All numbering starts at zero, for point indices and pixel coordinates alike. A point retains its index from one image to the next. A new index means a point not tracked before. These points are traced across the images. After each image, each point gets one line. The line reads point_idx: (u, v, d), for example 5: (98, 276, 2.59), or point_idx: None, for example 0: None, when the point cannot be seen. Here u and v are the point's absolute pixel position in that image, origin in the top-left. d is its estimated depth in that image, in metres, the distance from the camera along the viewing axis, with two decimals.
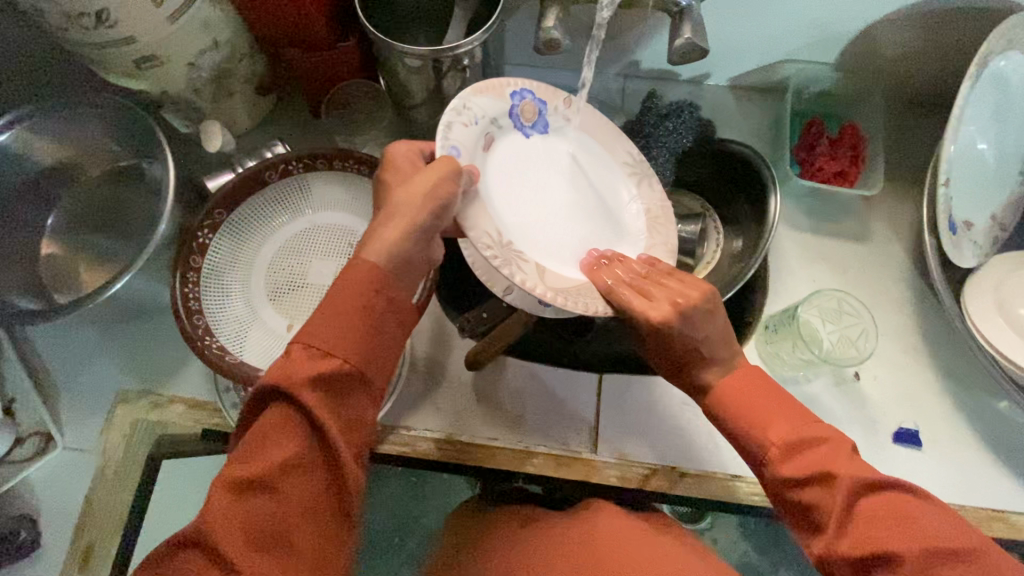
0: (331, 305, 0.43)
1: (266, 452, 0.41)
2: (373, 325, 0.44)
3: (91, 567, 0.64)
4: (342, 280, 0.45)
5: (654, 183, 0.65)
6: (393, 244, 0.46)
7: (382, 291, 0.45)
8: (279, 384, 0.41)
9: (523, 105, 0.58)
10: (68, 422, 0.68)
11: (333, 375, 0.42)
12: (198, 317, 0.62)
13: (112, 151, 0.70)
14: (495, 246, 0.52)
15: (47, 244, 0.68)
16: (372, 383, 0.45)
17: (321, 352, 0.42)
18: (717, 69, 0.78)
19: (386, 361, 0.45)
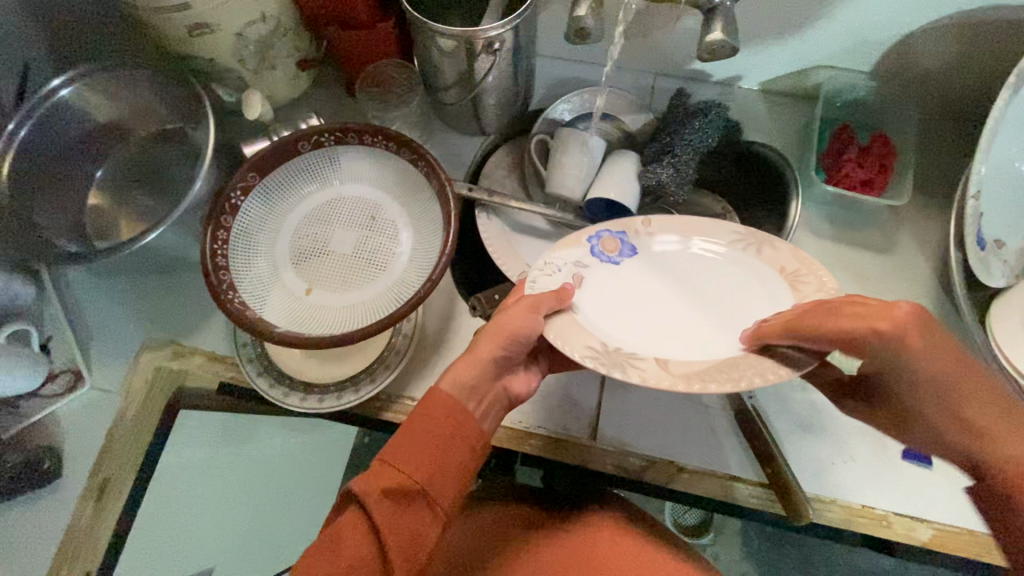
0: (412, 426, 0.47)
1: (336, 552, 0.43)
2: (444, 445, 0.47)
3: (105, 499, 0.68)
4: (425, 401, 0.49)
5: (777, 243, 0.56)
6: (470, 372, 0.49)
7: (454, 415, 0.48)
8: (355, 489, 0.44)
9: (602, 242, 0.60)
10: (96, 363, 0.72)
11: (400, 489, 0.45)
12: (224, 273, 0.65)
13: (162, 114, 0.74)
14: (599, 354, 0.50)
15: (95, 196, 0.73)
16: (438, 506, 0.46)
17: (393, 466, 0.45)
18: (748, 72, 0.78)
19: (452, 484, 0.47)
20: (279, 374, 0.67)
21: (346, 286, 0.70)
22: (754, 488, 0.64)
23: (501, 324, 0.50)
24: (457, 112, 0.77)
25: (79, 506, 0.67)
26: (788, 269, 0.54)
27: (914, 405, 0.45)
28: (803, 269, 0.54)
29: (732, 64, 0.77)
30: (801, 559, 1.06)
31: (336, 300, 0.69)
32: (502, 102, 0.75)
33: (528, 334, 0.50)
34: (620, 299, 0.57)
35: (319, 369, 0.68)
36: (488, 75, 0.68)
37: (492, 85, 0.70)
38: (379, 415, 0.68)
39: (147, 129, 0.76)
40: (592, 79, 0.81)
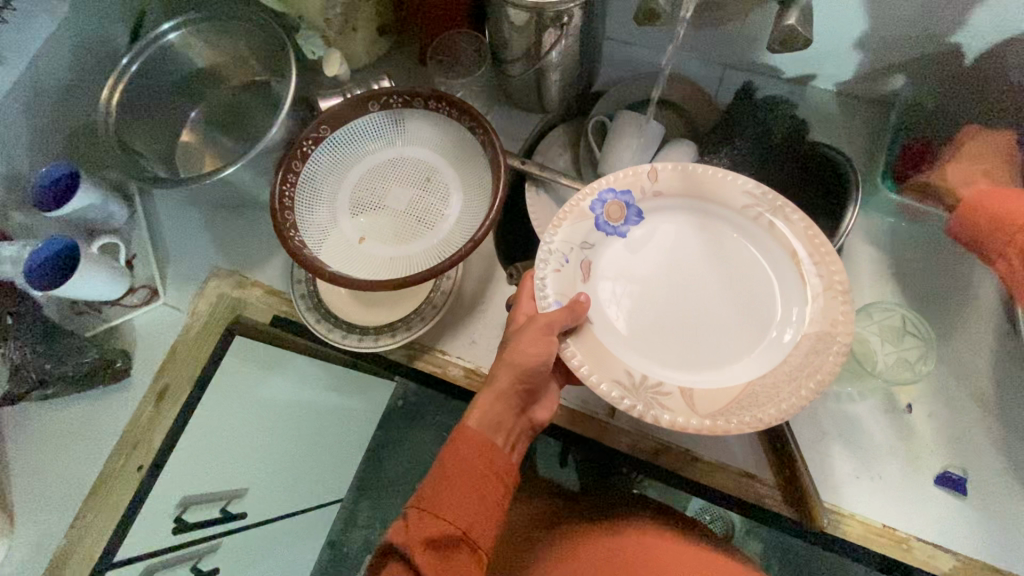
0: (447, 473, 0.49)
1: None
2: (479, 488, 0.49)
3: (163, 404, 0.76)
4: (454, 444, 0.51)
5: (790, 213, 0.58)
6: (490, 408, 0.53)
7: (486, 453, 0.51)
8: (400, 544, 0.46)
9: (607, 208, 0.61)
10: (170, 284, 0.80)
11: (444, 539, 0.47)
12: (289, 213, 0.70)
13: (252, 65, 0.81)
14: (628, 391, 0.55)
15: (188, 133, 0.82)
16: (479, 549, 0.48)
17: (435, 515, 0.47)
18: (823, 72, 0.76)
19: (490, 523, 0.49)
20: (326, 312, 0.73)
21: (395, 239, 0.74)
22: (768, 489, 0.63)
23: (513, 362, 0.53)
24: (520, 86, 0.79)
25: (142, 402, 0.76)
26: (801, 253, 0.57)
27: None
28: (818, 257, 0.57)
29: (807, 60, 0.75)
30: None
31: (385, 251, 0.74)
32: (566, 80, 0.77)
33: (544, 358, 0.53)
34: (628, 265, 0.61)
35: (362, 313, 0.73)
36: (553, 50, 0.70)
37: (556, 60, 0.72)
38: (411, 362, 0.72)
39: (238, 77, 0.83)
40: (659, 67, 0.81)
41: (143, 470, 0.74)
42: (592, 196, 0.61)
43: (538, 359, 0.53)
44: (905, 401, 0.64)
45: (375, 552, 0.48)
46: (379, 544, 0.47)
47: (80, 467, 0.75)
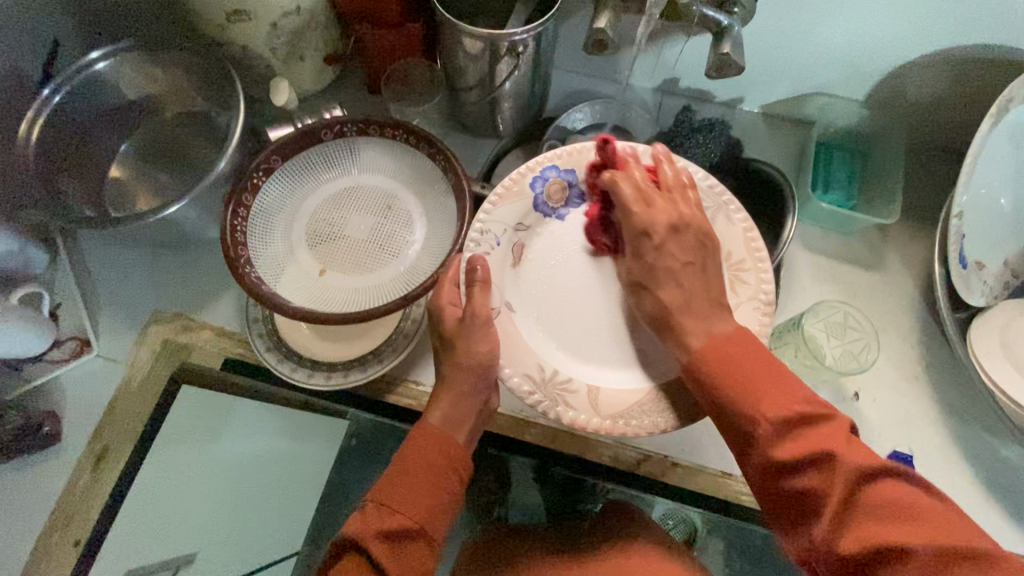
0: (405, 469, 0.51)
1: None
2: (437, 484, 0.51)
3: (104, 467, 0.69)
4: (414, 443, 0.53)
5: (732, 215, 0.62)
6: (449, 409, 0.56)
7: (446, 451, 0.53)
8: (357, 534, 0.47)
9: (547, 188, 0.63)
10: (103, 333, 0.73)
11: (402, 531, 0.48)
12: (242, 248, 0.66)
13: (191, 95, 0.77)
14: (536, 385, 0.58)
15: (116, 169, 0.76)
16: (434, 539, 0.50)
17: (392, 509, 0.49)
18: (750, 95, 0.83)
19: (444, 514, 0.51)
20: (287, 350, 0.69)
21: (358, 269, 0.72)
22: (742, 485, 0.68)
23: (468, 367, 0.56)
24: (474, 112, 0.80)
25: (77, 468, 0.68)
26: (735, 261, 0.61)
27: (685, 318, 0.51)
28: (747, 263, 0.61)
29: (735, 86, 0.82)
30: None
31: (348, 282, 0.71)
32: (518, 107, 0.79)
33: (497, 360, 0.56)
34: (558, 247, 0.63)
35: (327, 348, 0.70)
36: (507, 80, 0.72)
37: (510, 90, 0.74)
38: (384, 395, 0.70)
39: (176, 108, 0.78)
40: (604, 93, 0.85)
41: (80, 544, 0.67)
42: (534, 174, 0.63)
43: (489, 357, 0.56)
44: (852, 390, 0.70)
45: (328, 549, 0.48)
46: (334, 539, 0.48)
47: (1, 549, 0.66)
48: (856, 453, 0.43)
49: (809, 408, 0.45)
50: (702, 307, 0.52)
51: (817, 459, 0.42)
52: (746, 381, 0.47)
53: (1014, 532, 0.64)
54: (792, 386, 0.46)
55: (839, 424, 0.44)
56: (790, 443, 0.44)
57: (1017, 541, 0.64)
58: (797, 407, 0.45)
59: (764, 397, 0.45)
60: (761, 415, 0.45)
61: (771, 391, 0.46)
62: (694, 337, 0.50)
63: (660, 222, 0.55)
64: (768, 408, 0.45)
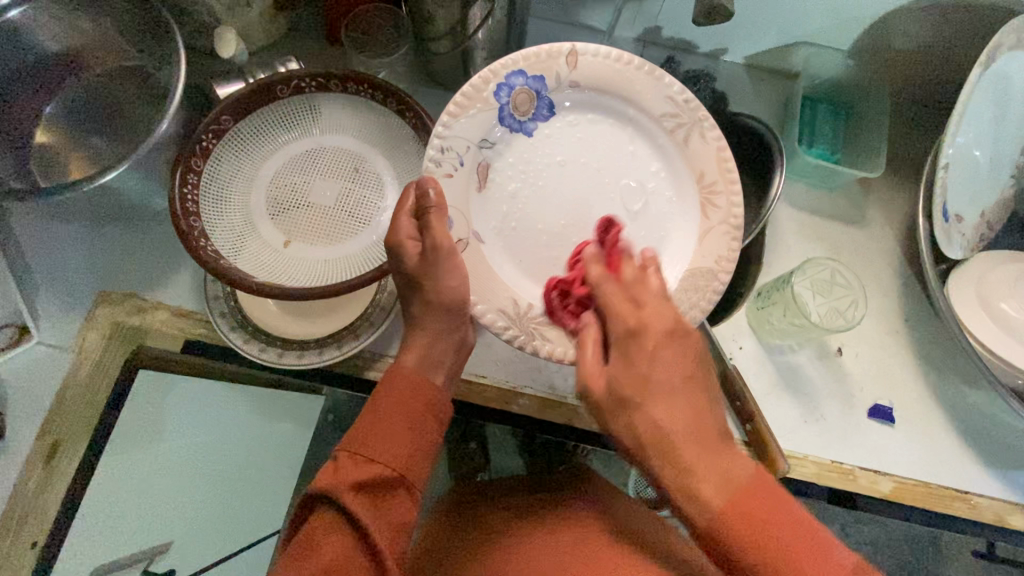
0: (377, 413, 0.47)
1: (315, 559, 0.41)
2: (414, 429, 0.47)
3: (58, 463, 0.64)
4: (389, 385, 0.49)
5: (705, 132, 0.59)
6: (427, 346, 0.52)
7: (424, 392, 0.49)
8: (330, 488, 0.43)
9: (514, 97, 0.58)
10: (45, 318, 0.66)
11: (377, 482, 0.44)
12: (195, 220, 0.60)
13: (122, 48, 0.69)
14: (512, 320, 0.55)
15: (41, 133, 0.67)
16: (415, 488, 0.47)
17: (367, 458, 0.45)
18: (734, 46, 0.79)
19: (424, 461, 0.48)
20: (254, 329, 0.64)
21: (328, 239, 0.67)
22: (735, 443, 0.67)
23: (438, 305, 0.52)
24: (445, 65, 0.74)
25: (26, 466, 0.63)
26: (705, 180, 0.60)
27: (661, 412, 0.44)
28: (718, 184, 0.59)
29: (719, 35, 0.77)
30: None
31: (316, 254, 0.66)
32: (493, 59, 0.73)
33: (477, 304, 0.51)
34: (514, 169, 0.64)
35: (300, 325, 0.65)
36: (480, 30, 0.66)
37: (483, 40, 0.68)
38: (362, 373, 0.66)
39: (108, 62, 0.70)
40: (583, 44, 0.80)
41: (38, 546, 0.63)
42: (498, 81, 0.57)
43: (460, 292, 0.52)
44: (835, 346, 0.70)
45: (299, 503, 0.45)
46: (302, 494, 0.44)
47: None
48: (778, 519, 0.40)
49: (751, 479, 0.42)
50: (689, 390, 0.45)
51: (762, 519, 0.40)
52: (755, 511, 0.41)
53: (985, 475, 0.67)
54: (738, 463, 0.43)
55: (779, 491, 0.42)
56: (742, 529, 0.40)
57: (987, 484, 0.67)
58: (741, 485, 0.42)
59: (702, 476, 0.42)
60: (715, 512, 0.41)
61: (760, 515, 0.40)
62: (663, 414, 0.44)
63: (654, 328, 0.47)
64: (685, 479, 0.42)
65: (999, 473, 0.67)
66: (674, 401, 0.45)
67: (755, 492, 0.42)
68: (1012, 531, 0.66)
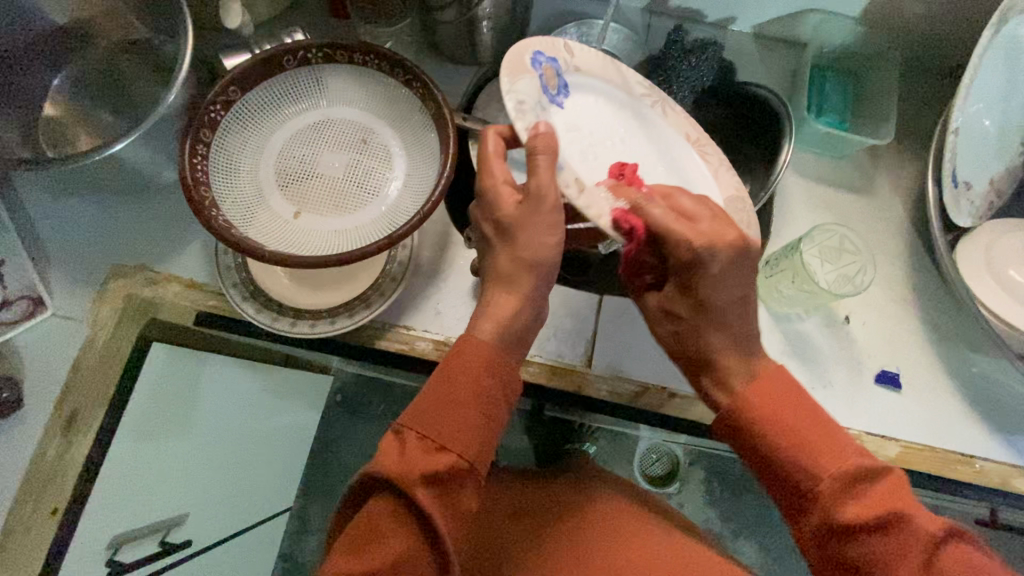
0: (447, 396, 0.46)
1: (377, 547, 0.42)
2: (484, 412, 0.46)
3: (75, 431, 0.65)
4: (457, 365, 0.47)
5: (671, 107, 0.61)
6: (501, 326, 0.49)
7: (493, 375, 0.47)
8: (400, 478, 0.42)
9: (546, 71, 0.54)
10: (58, 289, 0.67)
11: (446, 470, 0.44)
12: (205, 190, 0.60)
13: (126, 20, 0.68)
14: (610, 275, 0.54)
15: (50, 105, 0.68)
16: (481, 474, 0.46)
17: (436, 445, 0.44)
18: (743, 14, 0.78)
19: (491, 444, 0.47)
20: (266, 299, 0.64)
21: (337, 210, 0.67)
22: None
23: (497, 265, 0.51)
24: (451, 35, 0.73)
25: (45, 436, 0.64)
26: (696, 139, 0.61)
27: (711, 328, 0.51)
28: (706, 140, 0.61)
29: (726, 3, 0.77)
30: (763, 515, 0.97)
31: (325, 225, 0.66)
32: (499, 29, 0.72)
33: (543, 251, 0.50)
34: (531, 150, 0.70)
35: (311, 295, 0.66)
36: None
37: (490, 9, 0.68)
38: (375, 343, 0.67)
39: (113, 36, 0.69)
40: (589, 15, 0.80)
41: (59, 511, 0.64)
42: (525, 52, 0.53)
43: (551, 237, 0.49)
44: (842, 314, 0.71)
45: (357, 486, 0.44)
46: (362, 478, 0.44)
47: None
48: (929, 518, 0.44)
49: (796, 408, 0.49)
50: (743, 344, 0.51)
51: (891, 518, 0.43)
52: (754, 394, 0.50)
53: (991, 441, 0.67)
54: (845, 436, 0.47)
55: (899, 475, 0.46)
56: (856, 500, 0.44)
57: (993, 449, 0.67)
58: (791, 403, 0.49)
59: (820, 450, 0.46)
60: (823, 472, 0.46)
61: (780, 404, 0.48)
62: (739, 378, 0.50)
63: (723, 238, 0.48)
64: (793, 442, 0.47)
65: (1005, 439, 0.68)
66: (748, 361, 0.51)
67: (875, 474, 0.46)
68: (1017, 495, 0.67)
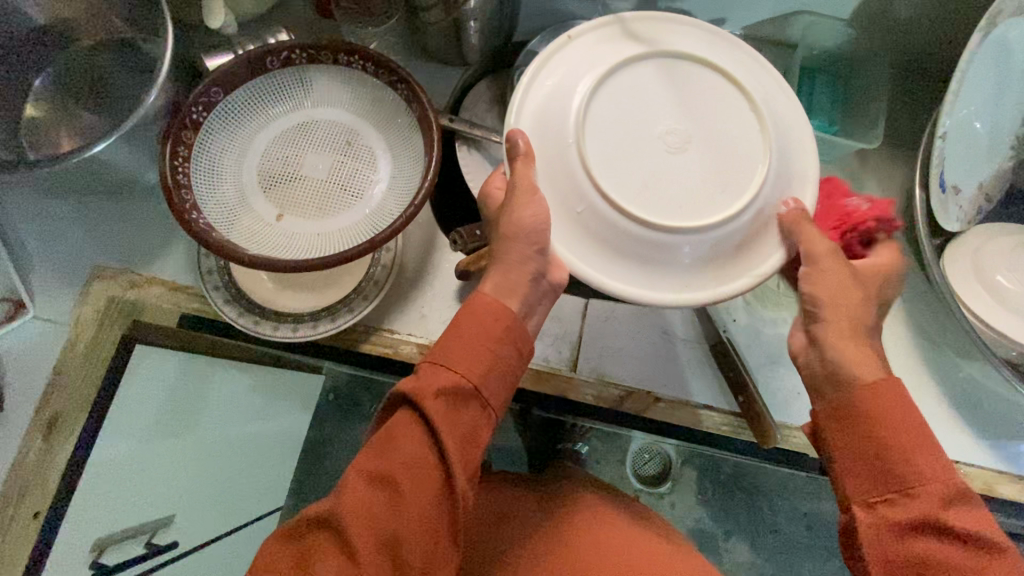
0: (462, 331, 0.46)
1: (394, 453, 0.42)
2: (494, 351, 0.46)
3: (56, 434, 0.65)
4: (469, 308, 0.48)
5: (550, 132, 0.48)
6: (500, 278, 0.49)
7: (503, 317, 0.47)
8: (413, 390, 0.44)
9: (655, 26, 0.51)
10: (40, 292, 0.67)
11: (457, 391, 0.44)
12: (187, 193, 0.59)
13: (111, 20, 0.68)
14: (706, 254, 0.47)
15: (32, 107, 0.67)
16: (489, 405, 0.46)
17: (449, 368, 0.45)
18: (732, 15, 0.78)
19: (502, 380, 0.47)
20: (248, 303, 0.64)
21: (320, 212, 0.66)
22: (727, 416, 0.68)
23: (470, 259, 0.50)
24: (437, 36, 0.72)
25: (26, 439, 0.64)
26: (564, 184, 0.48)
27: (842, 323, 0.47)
28: (559, 183, 0.47)
29: (717, 4, 0.76)
30: (754, 517, 0.97)
31: (308, 228, 0.66)
32: (486, 30, 0.71)
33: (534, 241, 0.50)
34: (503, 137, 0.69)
35: (294, 298, 0.66)
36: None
37: (475, 10, 0.67)
38: (359, 345, 0.67)
39: (95, 34, 0.69)
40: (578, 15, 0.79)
41: (41, 515, 0.63)
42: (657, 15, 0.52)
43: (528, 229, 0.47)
44: None
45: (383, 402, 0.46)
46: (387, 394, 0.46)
47: None
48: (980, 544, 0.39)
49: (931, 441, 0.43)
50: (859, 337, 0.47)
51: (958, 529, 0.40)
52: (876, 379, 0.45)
53: (976, 445, 0.67)
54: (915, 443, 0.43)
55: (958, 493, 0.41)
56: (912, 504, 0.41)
57: (977, 454, 0.67)
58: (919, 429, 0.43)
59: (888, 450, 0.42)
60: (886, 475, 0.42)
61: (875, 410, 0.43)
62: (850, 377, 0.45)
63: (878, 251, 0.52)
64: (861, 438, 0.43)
65: (989, 443, 0.68)
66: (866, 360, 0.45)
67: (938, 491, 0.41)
68: (1004, 500, 0.67)
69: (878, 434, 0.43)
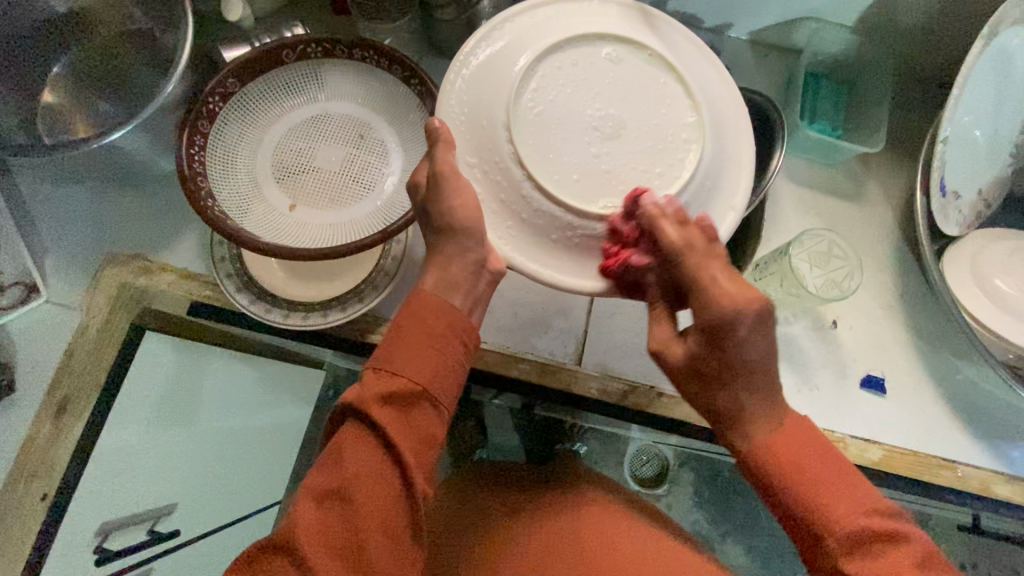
0: (401, 337, 0.46)
1: (340, 466, 0.42)
2: (438, 349, 0.46)
3: (65, 417, 0.65)
4: (410, 311, 0.47)
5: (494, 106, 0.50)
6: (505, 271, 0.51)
7: (444, 313, 0.47)
8: (354, 401, 0.44)
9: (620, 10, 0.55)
10: (53, 278, 0.68)
11: (402, 394, 0.44)
12: (202, 179, 0.60)
13: (131, 11, 0.69)
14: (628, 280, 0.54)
15: (50, 93, 0.68)
16: (441, 403, 0.46)
17: (389, 373, 0.45)
18: (739, 20, 0.79)
19: (452, 376, 0.46)
20: (259, 290, 0.65)
21: (331, 204, 0.68)
22: None
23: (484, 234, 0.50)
24: (449, 35, 0.74)
25: (36, 420, 0.65)
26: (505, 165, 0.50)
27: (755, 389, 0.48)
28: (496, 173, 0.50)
29: (724, 9, 0.77)
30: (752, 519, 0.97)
31: (321, 218, 0.67)
32: None
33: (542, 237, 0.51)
34: None
35: (302, 287, 0.67)
36: None
37: None
38: (367, 336, 0.68)
39: (114, 24, 0.70)
40: None
41: (48, 498, 0.64)
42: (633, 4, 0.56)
43: None
44: (830, 318, 0.72)
45: (330, 415, 0.45)
46: (332, 407, 0.45)
47: None
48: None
49: (880, 520, 0.42)
50: None
51: None
52: (800, 455, 0.44)
53: (974, 446, 0.69)
54: (859, 491, 0.43)
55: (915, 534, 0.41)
56: (859, 557, 0.41)
57: (975, 454, 0.68)
58: (869, 512, 0.42)
59: (830, 501, 0.42)
60: (833, 524, 0.42)
61: (801, 454, 0.44)
62: None
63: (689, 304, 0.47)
64: (791, 476, 0.43)
65: (987, 444, 0.69)
66: (852, 492, 0.43)
67: (884, 538, 0.41)
68: (1000, 501, 0.68)
69: (792, 485, 0.43)
